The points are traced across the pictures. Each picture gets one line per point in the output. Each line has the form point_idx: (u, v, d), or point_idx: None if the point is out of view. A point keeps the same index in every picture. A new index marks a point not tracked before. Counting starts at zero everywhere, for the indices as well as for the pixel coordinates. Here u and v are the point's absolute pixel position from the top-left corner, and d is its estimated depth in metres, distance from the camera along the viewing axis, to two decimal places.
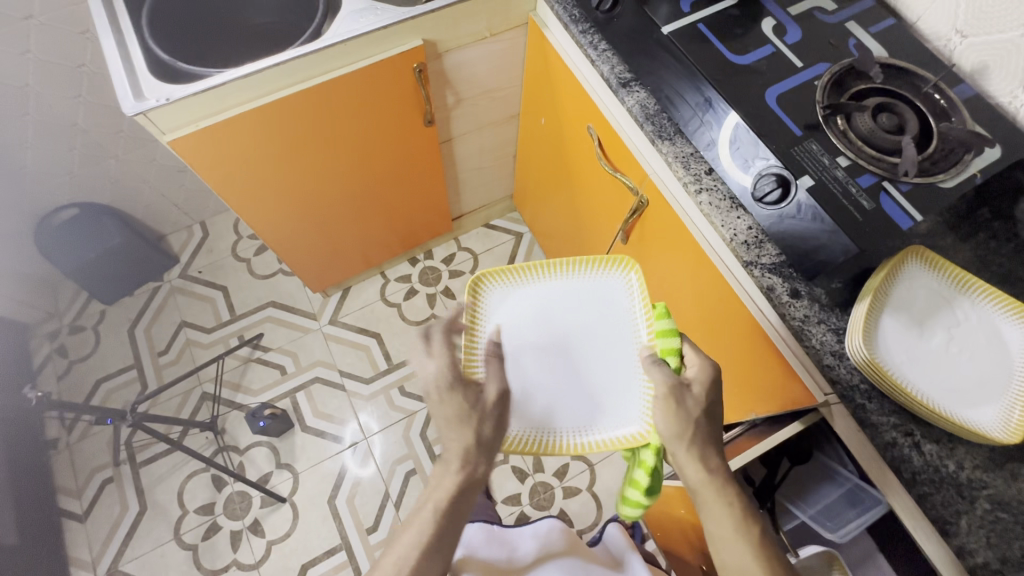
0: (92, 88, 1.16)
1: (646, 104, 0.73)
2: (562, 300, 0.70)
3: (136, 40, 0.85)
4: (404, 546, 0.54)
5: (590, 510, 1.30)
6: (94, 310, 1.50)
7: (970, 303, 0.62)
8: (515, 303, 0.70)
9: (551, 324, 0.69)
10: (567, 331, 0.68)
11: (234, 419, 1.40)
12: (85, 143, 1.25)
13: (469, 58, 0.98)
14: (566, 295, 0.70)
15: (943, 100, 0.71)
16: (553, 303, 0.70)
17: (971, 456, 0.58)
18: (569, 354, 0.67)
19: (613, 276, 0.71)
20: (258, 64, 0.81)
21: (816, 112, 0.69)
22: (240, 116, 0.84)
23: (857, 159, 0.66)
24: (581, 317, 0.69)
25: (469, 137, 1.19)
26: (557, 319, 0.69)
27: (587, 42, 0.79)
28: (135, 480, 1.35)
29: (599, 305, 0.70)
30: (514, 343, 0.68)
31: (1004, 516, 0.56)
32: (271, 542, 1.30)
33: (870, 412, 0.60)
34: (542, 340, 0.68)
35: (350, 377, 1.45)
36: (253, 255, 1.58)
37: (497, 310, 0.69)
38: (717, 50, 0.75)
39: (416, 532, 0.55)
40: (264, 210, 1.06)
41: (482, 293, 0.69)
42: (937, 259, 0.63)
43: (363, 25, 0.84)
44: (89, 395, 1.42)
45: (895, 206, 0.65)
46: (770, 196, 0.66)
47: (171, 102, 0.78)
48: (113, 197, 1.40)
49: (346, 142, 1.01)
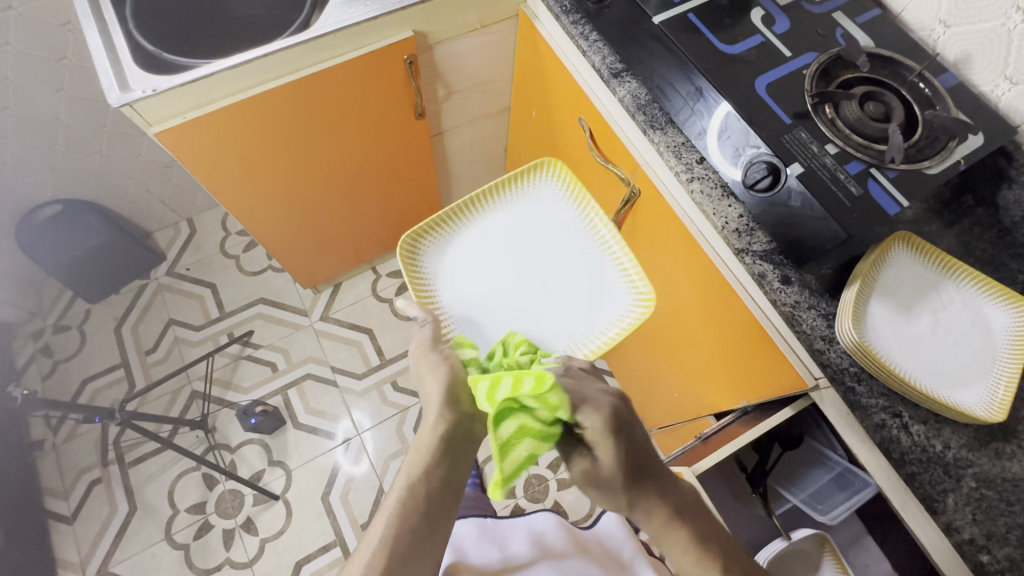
0: (74, 81, 1.14)
1: (637, 95, 0.75)
2: (479, 233, 0.84)
3: (121, 30, 0.84)
4: (385, 514, 0.58)
5: (584, 501, 1.30)
6: (80, 309, 1.47)
7: (954, 287, 0.64)
8: (453, 247, 0.82)
9: (473, 259, 0.82)
10: (504, 240, 0.83)
11: (225, 417, 1.39)
12: (67, 138, 1.22)
13: (460, 49, 0.97)
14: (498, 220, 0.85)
15: (928, 89, 0.72)
16: (474, 243, 0.83)
17: (957, 435, 0.59)
18: (517, 257, 0.82)
19: (538, 193, 0.86)
20: (246, 55, 0.80)
21: (805, 100, 0.70)
22: (228, 108, 0.83)
23: (845, 147, 0.67)
24: (519, 221, 0.85)
25: (460, 130, 1.18)
26: (488, 248, 0.83)
27: (578, 33, 0.79)
28: (124, 480, 1.33)
29: (534, 221, 0.85)
30: (465, 287, 0.79)
31: (988, 493, 0.57)
32: (265, 539, 1.29)
33: (860, 395, 0.61)
34: (481, 278, 0.80)
35: (342, 372, 1.44)
36: (242, 252, 1.56)
37: (441, 261, 0.81)
38: (708, 40, 0.75)
39: (396, 500, 0.58)
40: (256, 206, 1.05)
41: (416, 254, 0.80)
42: (923, 244, 0.65)
43: (352, 16, 0.83)
44: (76, 394, 1.39)
45: (883, 193, 0.65)
46: (761, 183, 0.66)
47: (158, 93, 0.76)
48: (97, 193, 1.37)
49: (337, 136, 1.01)
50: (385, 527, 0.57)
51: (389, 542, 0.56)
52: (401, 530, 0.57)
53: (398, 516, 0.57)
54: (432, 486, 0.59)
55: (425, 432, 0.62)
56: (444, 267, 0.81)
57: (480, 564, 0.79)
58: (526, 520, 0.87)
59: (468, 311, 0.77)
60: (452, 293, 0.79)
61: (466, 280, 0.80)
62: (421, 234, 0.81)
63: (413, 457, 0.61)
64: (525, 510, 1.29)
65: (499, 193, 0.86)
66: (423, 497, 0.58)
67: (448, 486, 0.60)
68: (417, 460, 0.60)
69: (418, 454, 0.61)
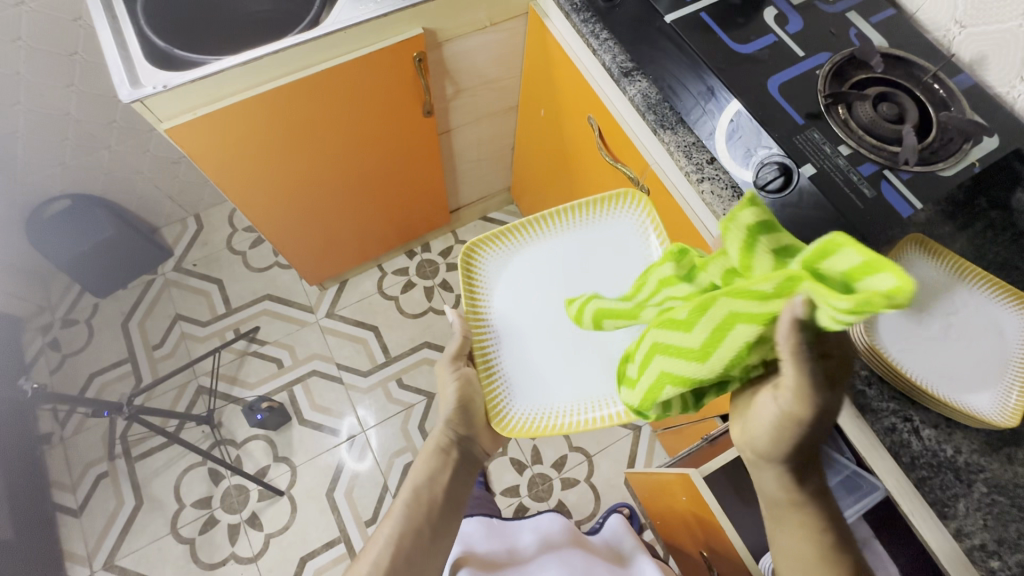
0: (84, 76, 1.14)
1: (648, 94, 0.74)
2: (549, 253, 0.75)
3: (132, 27, 0.84)
4: (391, 518, 0.61)
5: (588, 501, 1.30)
6: (88, 304, 1.48)
7: (968, 290, 0.63)
8: (516, 262, 0.74)
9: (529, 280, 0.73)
10: (576, 268, 0.74)
11: (231, 413, 1.40)
12: (77, 133, 1.23)
13: (470, 47, 0.97)
14: (566, 245, 0.75)
15: (942, 90, 0.71)
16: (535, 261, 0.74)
17: (968, 440, 0.59)
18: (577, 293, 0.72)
19: (621, 216, 0.75)
20: (257, 51, 0.80)
21: (818, 101, 0.69)
22: (237, 104, 0.83)
23: (858, 148, 0.66)
24: (597, 249, 0.74)
25: (468, 128, 1.18)
26: (549, 274, 0.74)
27: (589, 32, 0.79)
28: (131, 474, 1.34)
29: (614, 252, 0.74)
30: (523, 311, 0.72)
31: (1000, 499, 0.57)
32: (269, 535, 1.29)
33: (870, 398, 0.61)
34: (539, 309, 0.72)
35: (347, 369, 1.45)
36: (248, 248, 1.56)
37: (498, 275, 0.74)
38: (720, 39, 0.75)
39: (401, 504, 0.62)
40: (266, 203, 1.06)
41: (478, 261, 0.73)
42: (937, 247, 0.64)
43: (362, 13, 0.83)
44: (83, 388, 1.40)
45: (897, 194, 0.64)
46: (773, 183, 0.66)
47: (169, 89, 0.77)
48: (106, 188, 1.38)
49: (346, 133, 1.01)
50: (391, 529, 0.60)
51: (393, 542, 0.59)
52: (403, 533, 0.60)
53: (404, 518, 0.61)
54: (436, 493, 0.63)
55: (433, 441, 0.65)
56: (505, 283, 0.73)
57: (488, 555, 0.79)
58: (531, 523, 0.87)
59: (515, 337, 0.70)
60: (502, 314, 0.72)
61: (526, 302, 0.72)
62: (484, 247, 0.74)
63: (417, 467, 0.64)
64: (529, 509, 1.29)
65: (581, 212, 0.75)
66: (426, 503, 0.62)
67: (450, 491, 0.64)
68: (423, 466, 0.64)
69: (425, 462, 0.64)
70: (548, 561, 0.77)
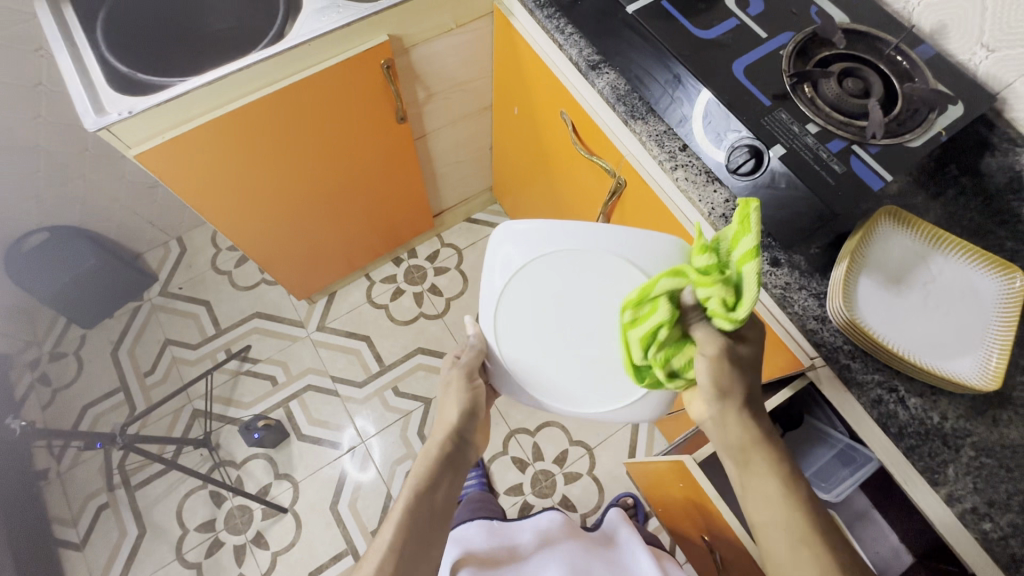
0: (52, 106, 1.13)
1: (616, 85, 0.75)
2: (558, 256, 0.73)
3: (93, 54, 0.83)
4: (391, 521, 0.61)
5: (592, 493, 1.31)
6: (75, 335, 1.47)
7: (943, 258, 0.64)
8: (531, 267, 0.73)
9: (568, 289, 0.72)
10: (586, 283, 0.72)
11: (228, 434, 1.39)
12: (50, 165, 1.21)
13: (438, 50, 0.97)
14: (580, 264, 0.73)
15: (905, 62, 0.72)
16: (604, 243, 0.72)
17: (953, 406, 0.60)
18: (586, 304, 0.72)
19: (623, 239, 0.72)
20: (221, 71, 0.79)
21: (783, 81, 0.69)
22: (205, 125, 0.82)
23: (826, 125, 0.66)
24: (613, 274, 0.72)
25: (444, 131, 1.18)
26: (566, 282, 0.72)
27: (554, 27, 0.79)
28: (132, 503, 1.33)
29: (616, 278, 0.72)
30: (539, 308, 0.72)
31: (988, 461, 0.58)
32: (276, 553, 1.29)
33: (855, 371, 0.61)
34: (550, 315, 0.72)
35: (342, 382, 1.44)
36: (234, 267, 1.55)
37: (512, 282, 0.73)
38: (682, 26, 0.75)
39: (401, 508, 0.62)
40: (244, 221, 1.05)
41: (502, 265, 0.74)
42: (910, 218, 0.65)
43: (325, 24, 0.83)
44: (76, 421, 1.39)
45: (866, 168, 0.64)
46: (744, 167, 0.66)
47: (134, 115, 0.76)
48: (84, 219, 1.36)
49: (320, 145, 1.00)
50: (391, 533, 0.60)
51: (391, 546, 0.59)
52: (405, 538, 0.60)
53: (404, 523, 0.61)
54: (438, 493, 0.64)
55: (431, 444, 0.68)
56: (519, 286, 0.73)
57: (488, 558, 0.80)
58: (532, 521, 0.87)
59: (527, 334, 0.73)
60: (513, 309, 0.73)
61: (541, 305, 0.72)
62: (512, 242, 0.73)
63: (415, 471, 0.66)
64: (534, 506, 1.29)
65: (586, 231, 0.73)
66: (424, 507, 0.63)
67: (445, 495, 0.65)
68: (424, 469, 0.66)
69: (423, 465, 0.66)
70: (550, 565, 0.77)
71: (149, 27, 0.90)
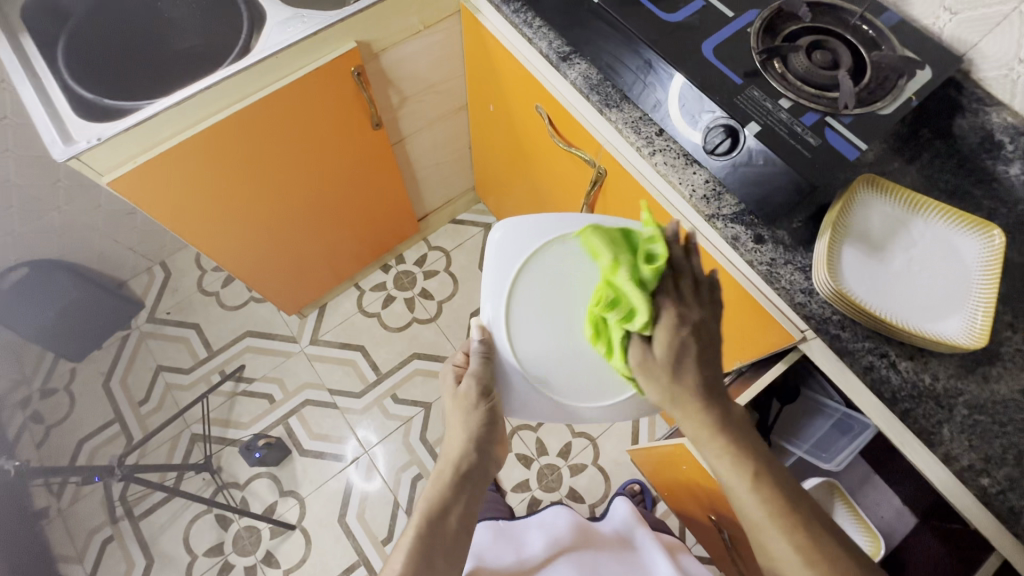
0: (19, 140, 1.11)
1: (588, 75, 0.75)
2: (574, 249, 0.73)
3: (55, 82, 0.82)
4: (402, 549, 0.60)
5: (599, 484, 1.31)
6: (64, 370, 1.44)
7: (923, 221, 0.65)
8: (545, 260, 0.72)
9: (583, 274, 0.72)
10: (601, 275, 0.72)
11: (229, 455, 1.38)
12: (23, 199, 1.19)
13: (408, 53, 0.97)
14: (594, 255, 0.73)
15: (871, 31, 0.72)
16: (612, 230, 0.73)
17: (943, 366, 0.61)
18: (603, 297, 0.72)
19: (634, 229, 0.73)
20: (188, 90, 0.78)
21: (753, 59, 0.69)
22: (176, 147, 0.81)
23: (798, 100, 0.67)
24: None
25: (421, 134, 1.17)
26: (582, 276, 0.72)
27: (522, 21, 0.80)
28: (137, 534, 1.32)
29: None
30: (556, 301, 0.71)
31: (981, 418, 0.59)
32: (288, 571, 1.28)
33: (845, 341, 0.62)
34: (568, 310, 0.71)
35: (340, 394, 1.43)
36: (221, 287, 1.54)
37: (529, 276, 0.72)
38: (648, 10, 0.74)
39: (413, 532, 0.61)
40: (226, 240, 1.03)
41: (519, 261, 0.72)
42: (888, 184, 0.65)
43: (291, 36, 0.83)
44: (73, 456, 1.37)
45: (840, 139, 0.65)
46: (720, 147, 0.67)
47: (104, 141, 0.75)
48: (63, 251, 1.34)
49: (297, 158, 0.99)
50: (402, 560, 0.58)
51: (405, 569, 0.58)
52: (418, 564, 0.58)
53: (416, 549, 0.59)
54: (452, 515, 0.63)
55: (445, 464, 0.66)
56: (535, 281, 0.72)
57: (501, 564, 0.81)
58: (538, 519, 0.89)
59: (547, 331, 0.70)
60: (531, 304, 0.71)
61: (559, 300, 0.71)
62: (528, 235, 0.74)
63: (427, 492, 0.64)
64: (542, 502, 1.29)
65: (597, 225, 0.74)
66: (437, 532, 0.61)
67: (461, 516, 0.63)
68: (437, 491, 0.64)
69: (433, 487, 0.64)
70: (562, 570, 0.77)
71: (110, 39, 0.89)
